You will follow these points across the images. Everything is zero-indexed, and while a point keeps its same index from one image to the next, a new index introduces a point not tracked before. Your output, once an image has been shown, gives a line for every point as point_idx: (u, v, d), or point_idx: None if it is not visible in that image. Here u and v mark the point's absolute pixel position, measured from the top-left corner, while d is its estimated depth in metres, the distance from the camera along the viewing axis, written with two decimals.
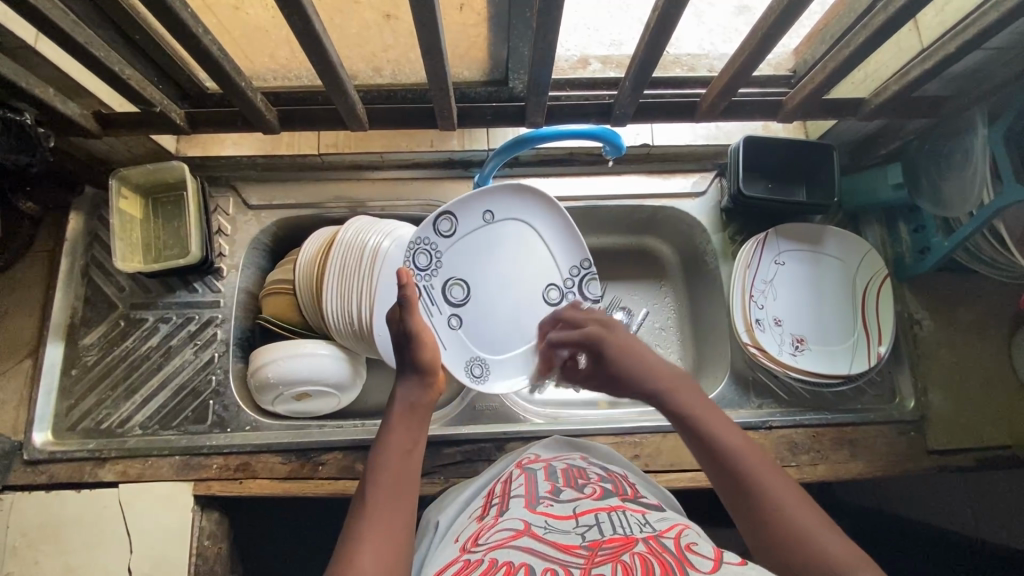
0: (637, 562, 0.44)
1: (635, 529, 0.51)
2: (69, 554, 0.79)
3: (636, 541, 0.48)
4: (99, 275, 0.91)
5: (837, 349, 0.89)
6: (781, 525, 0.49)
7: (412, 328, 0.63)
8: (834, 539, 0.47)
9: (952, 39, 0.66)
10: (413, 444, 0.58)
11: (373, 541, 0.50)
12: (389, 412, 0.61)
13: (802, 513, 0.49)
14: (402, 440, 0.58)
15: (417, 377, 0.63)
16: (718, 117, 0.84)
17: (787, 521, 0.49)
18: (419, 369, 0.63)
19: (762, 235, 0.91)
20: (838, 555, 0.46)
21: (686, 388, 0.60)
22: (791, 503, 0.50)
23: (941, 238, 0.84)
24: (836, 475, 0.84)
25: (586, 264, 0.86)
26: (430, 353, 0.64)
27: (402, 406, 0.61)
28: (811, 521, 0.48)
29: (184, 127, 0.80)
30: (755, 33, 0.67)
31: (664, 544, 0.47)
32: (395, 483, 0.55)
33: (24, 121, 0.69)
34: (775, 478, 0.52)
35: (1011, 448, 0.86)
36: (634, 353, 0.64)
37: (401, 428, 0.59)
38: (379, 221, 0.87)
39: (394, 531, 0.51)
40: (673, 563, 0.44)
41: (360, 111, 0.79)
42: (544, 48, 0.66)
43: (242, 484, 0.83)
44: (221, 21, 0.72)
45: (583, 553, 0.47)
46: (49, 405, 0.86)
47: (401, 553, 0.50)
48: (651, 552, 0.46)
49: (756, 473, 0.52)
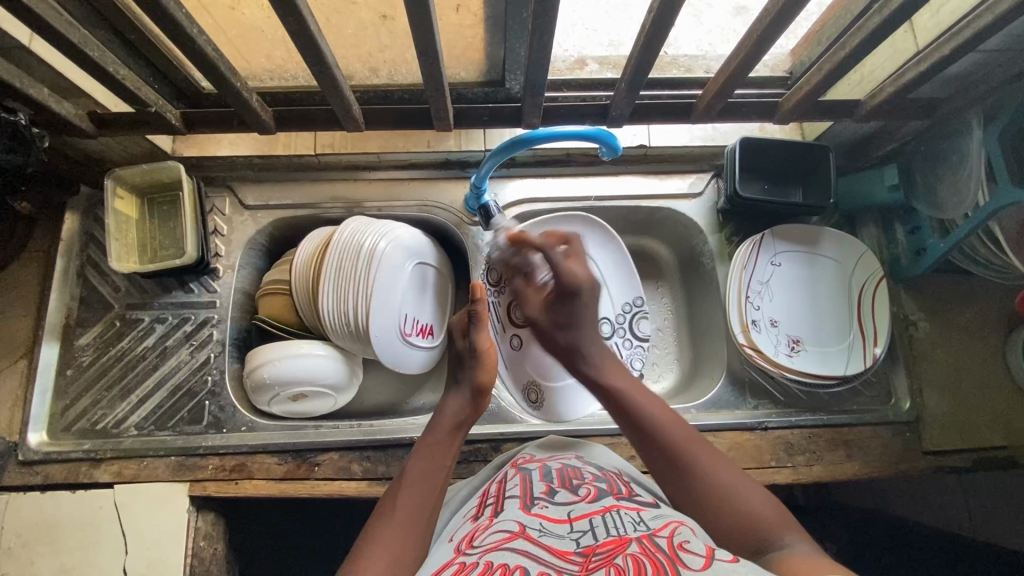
0: (630, 564, 0.44)
1: (629, 528, 0.51)
2: (64, 554, 0.79)
3: (629, 542, 0.48)
4: (94, 275, 0.91)
5: (833, 350, 0.90)
6: (708, 493, 0.57)
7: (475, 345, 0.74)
8: (760, 503, 0.56)
9: (947, 41, 0.66)
10: (449, 460, 0.64)
11: (391, 536, 0.54)
12: (437, 422, 0.68)
13: (721, 474, 0.58)
14: (439, 453, 0.64)
15: (468, 393, 0.72)
16: (715, 118, 0.84)
17: (708, 483, 0.58)
18: (473, 388, 0.72)
19: (759, 236, 0.91)
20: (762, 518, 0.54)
21: (617, 371, 0.70)
22: (721, 474, 0.58)
23: (937, 239, 0.84)
24: (832, 476, 0.85)
25: (638, 302, 0.95)
26: (486, 373, 0.73)
27: (446, 422, 0.68)
28: (742, 490, 0.57)
29: (179, 127, 0.79)
30: (751, 34, 0.67)
31: (657, 543, 0.47)
32: (431, 482, 0.61)
33: (19, 121, 0.69)
34: (706, 452, 0.60)
35: (1006, 449, 0.86)
36: (588, 319, 0.72)
37: (437, 443, 0.65)
38: (375, 222, 0.86)
39: (413, 533, 0.55)
40: (665, 562, 0.44)
41: (356, 112, 0.79)
42: (540, 48, 0.66)
43: (238, 485, 0.83)
44: (216, 20, 0.72)
45: (577, 559, 0.47)
46: (44, 405, 0.86)
47: (421, 540, 0.56)
48: (644, 552, 0.46)
49: (687, 447, 0.61)
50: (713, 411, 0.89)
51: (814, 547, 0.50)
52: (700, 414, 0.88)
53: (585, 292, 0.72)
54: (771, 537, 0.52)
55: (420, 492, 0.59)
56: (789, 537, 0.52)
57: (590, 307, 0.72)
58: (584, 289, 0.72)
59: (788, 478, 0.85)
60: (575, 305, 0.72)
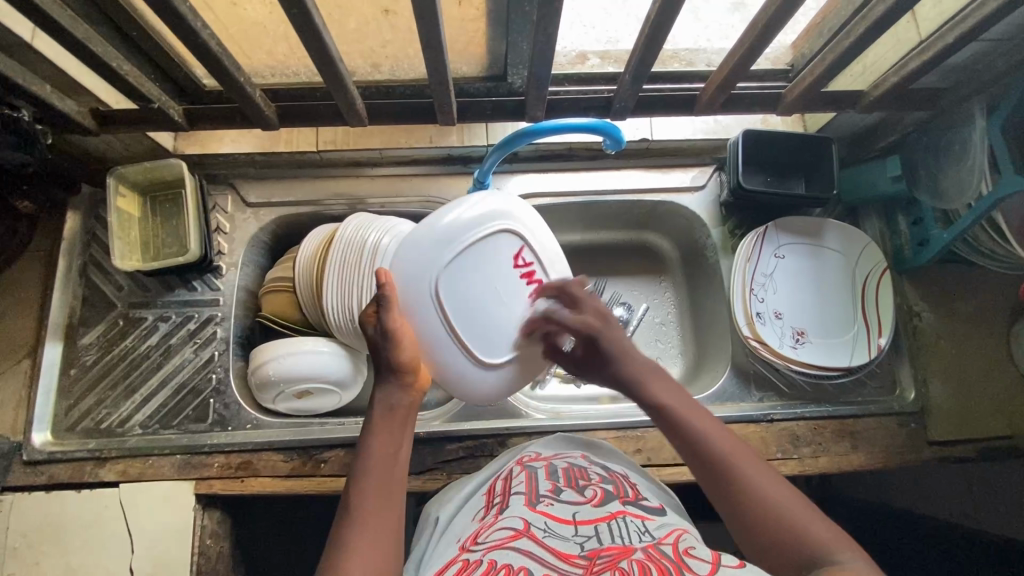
0: (635, 569, 0.44)
1: (634, 538, 0.50)
2: (69, 555, 0.79)
3: (635, 549, 0.48)
4: (97, 274, 0.90)
5: (837, 341, 0.90)
6: (768, 513, 0.51)
7: (390, 327, 0.65)
8: (819, 523, 0.49)
9: (950, 29, 0.67)
10: (395, 449, 0.59)
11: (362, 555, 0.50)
12: (370, 416, 0.61)
13: (777, 492, 0.52)
14: (383, 444, 0.59)
15: (392, 376, 0.63)
16: (718, 110, 0.84)
17: (764, 506, 0.51)
18: (397, 370, 0.64)
19: (763, 228, 0.91)
20: (819, 538, 0.48)
21: (665, 385, 0.64)
22: (770, 486, 0.52)
23: (941, 229, 0.84)
24: (837, 467, 0.85)
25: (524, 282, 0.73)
26: (408, 354, 0.65)
27: (382, 410, 0.61)
28: (794, 505, 0.51)
29: (182, 124, 0.79)
30: (753, 27, 0.67)
31: (662, 550, 0.48)
32: (380, 485, 0.55)
33: (21, 118, 0.68)
34: (754, 464, 0.54)
35: (1011, 439, 0.86)
36: (620, 351, 0.68)
37: (383, 431, 0.60)
38: (379, 218, 0.86)
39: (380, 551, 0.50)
40: (670, 569, 0.44)
41: (359, 106, 0.78)
42: (545, 40, 0.66)
43: (244, 482, 0.83)
44: (218, 16, 0.71)
45: (582, 563, 0.47)
46: (48, 405, 0.86)
47: (387, 558, 0.51)
48: (650, 558, 0.46)
49: (733, 462, 0.55)
50: (719, 404, 0.89)
51: (873, 566, 0.45)
52: (706, 407, 0.88)
53: (602, 331, 0.69)
54: (827, 556, 0.47)
55: (376, 492, 0.55)
56: (846, 555, 0.46)
57: (619, 336, 0.69)
58: (596, 325, 0.70)
59: (793, 470, 0.85)
60: (604, 342, 0.69)
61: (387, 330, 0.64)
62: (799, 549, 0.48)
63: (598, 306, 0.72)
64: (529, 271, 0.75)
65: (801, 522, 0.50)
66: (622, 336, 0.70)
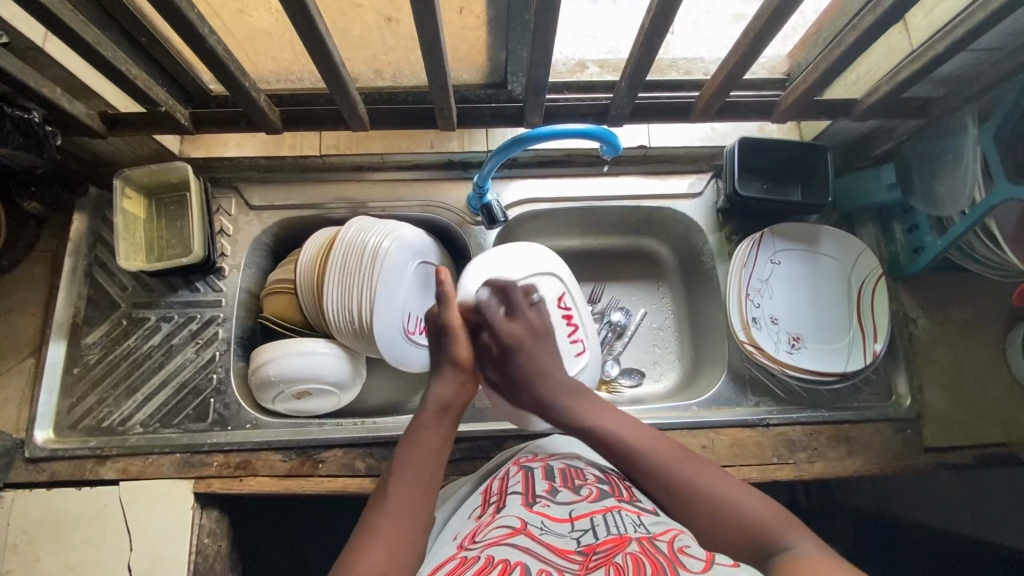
0: (630, 563, 0.45)
1: (629, 529, 0.52)
2: (68, 551, 0.80)
3: (629, 540, 0.49)
4: (102, 275, 0.92)
5: (833, 347, 0.90)
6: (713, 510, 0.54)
7: (451, 324, 0.68)
8: (753, 504, 0.53)
9: (940, 40, 0.68)
10: (438, 445, 0.61)
11: (386, 539, 0.52)
12: (421, 409, 0.64)
13: (712, 486, 0.56)
14: (428, 441, 0.61)
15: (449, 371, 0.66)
16: (714, 117, 0.85)
17: (709, 503, 0.54)
18: (454, 365, 0.67)
19: (758, 235, 0.92)
20: (761, 520, 0.52)
21: (583, 402, 0.67)
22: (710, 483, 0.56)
23: (935, 237, 0.85)
24: (833, 472, 0.85)
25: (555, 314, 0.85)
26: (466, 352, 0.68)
27: (434, 405, 0.64)
28: (732, 492, 0.55)
29: (189, 128, 0.80)
30: (747, 34, 0.68)
31: (656, 545, 0.48)
32: (416, 477, 0.58)
33: (32, 119, 0.71)
34: (691, 466, 0.58)
35: (1007, 446, 0.86)
36: (540, 369, 0.69)
37: (428, 427, 0.62)
38: (379, 221, 0.87)
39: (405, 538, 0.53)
40: (665, 564, 0.45)
41: (362, 111, 0.80)
42: (542, 47, 0.67)
43: (243, 482, 0.84)
44: (226, 23, 0.73)
45: (578, 558, 0.48)
46: (50, 403, 0.87)
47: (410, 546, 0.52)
48: (644, 552, 0.47)
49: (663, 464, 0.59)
50: (715, 408, 0.89)
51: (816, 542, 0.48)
52: (703, 411, 0.89)
53: (528, 344, 0.70)
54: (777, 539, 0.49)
55: (410, 487, 0.57)
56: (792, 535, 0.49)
57: (542, 354, 0.71)
58: (525, 340, 0.71)
59: (789, 475, 0.85)
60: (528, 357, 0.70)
61: (446, 324, 0.68)
62: (755, 538, 0.51)
63: (530, 320, 0.72)
64: (569, 314, 0.87)
65: (748, 516, 0.52)
66: (546, 355, 0.71)
